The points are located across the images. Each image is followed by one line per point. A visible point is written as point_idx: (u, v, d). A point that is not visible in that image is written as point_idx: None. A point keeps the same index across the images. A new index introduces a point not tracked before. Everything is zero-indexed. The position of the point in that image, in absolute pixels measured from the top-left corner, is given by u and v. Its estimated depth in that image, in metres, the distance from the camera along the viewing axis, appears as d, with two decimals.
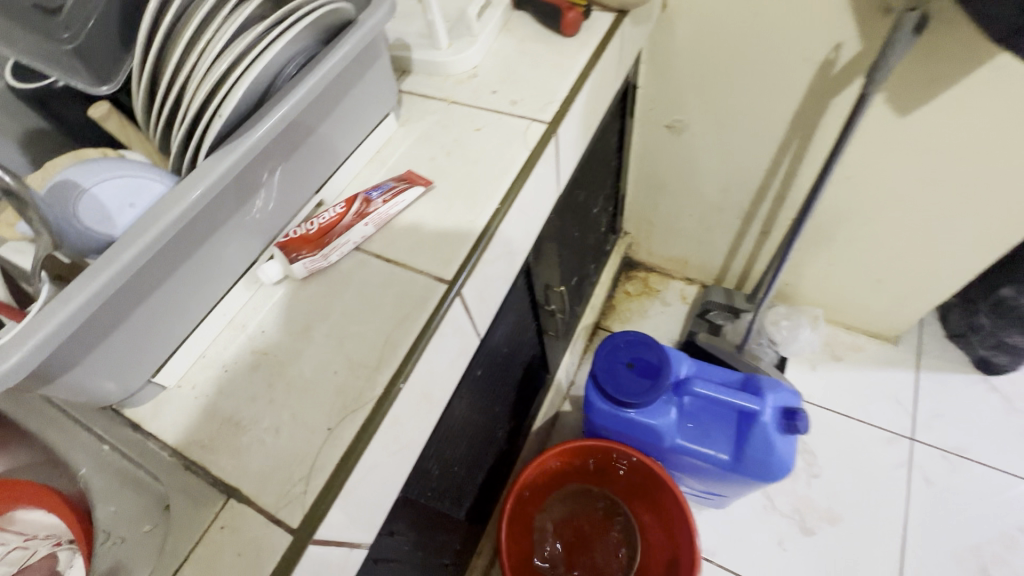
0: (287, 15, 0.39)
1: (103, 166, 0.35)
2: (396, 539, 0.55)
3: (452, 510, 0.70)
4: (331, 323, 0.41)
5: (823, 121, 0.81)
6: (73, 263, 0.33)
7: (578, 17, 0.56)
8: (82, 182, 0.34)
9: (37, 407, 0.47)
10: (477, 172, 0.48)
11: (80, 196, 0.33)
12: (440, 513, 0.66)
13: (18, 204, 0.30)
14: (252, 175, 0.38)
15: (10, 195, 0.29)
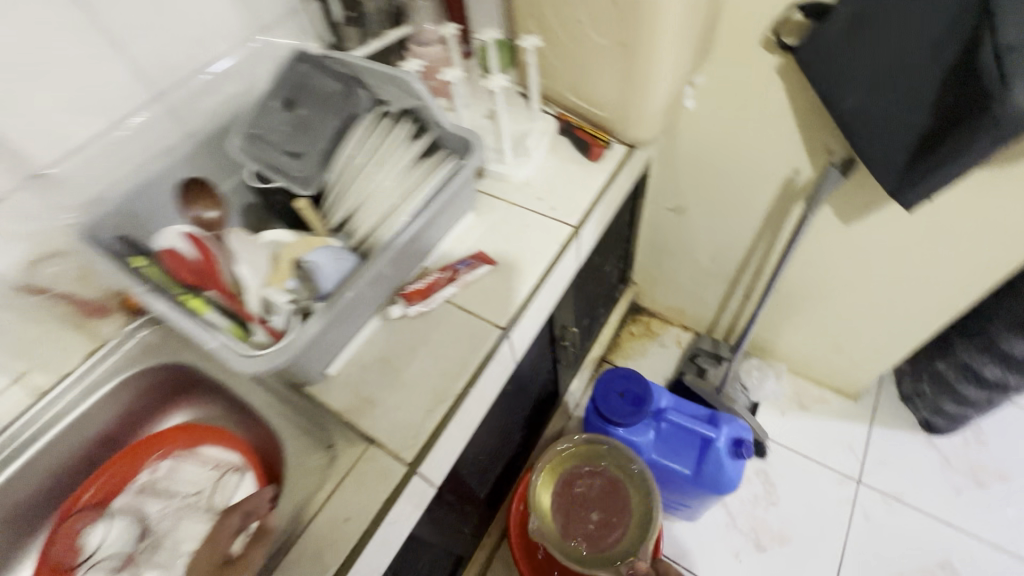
0: (427, 167, 0.66)
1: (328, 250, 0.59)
2: (445, 497, 0.80)
3: (479, 486, 0.93)
4: (429, 346, 0.65)
5: (788, 219, 1.05)
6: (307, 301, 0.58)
7: (602, 150, 0.82)
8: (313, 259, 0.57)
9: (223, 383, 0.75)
10: (526, 255, 0.73)
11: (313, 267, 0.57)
12: (471, 486, 0.90)
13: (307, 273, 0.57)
14: (404, 259, 0.66)
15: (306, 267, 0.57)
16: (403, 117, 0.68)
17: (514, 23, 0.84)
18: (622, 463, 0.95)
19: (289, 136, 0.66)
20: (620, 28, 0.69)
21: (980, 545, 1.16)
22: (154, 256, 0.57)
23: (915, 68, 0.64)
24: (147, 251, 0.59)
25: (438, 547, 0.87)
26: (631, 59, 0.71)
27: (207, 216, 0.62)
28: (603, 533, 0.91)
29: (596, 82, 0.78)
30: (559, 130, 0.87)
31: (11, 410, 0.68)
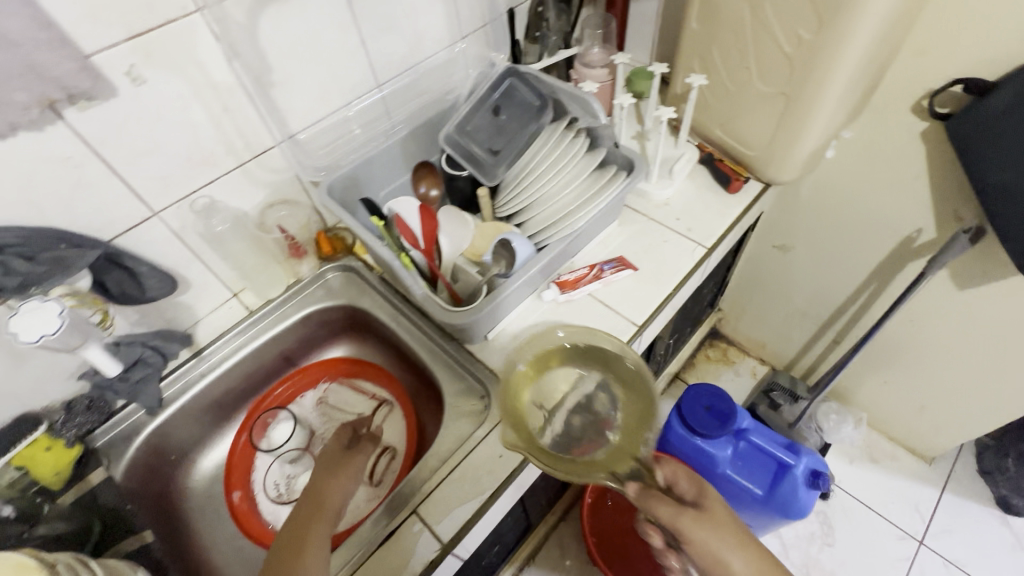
0: (599, 177, 0.76)
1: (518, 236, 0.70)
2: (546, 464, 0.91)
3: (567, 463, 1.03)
4: (572, 330, 0.76)
5: (898, 274, 1.08)
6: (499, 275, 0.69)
7: (740, 185, 0.90)
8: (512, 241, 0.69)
9: (380, 330, 0.88)
10: (663, 267, 0.82)
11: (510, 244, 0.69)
12: None
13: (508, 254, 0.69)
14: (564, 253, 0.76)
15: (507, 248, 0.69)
16: (578, 131, 0.79)
17: (678, 60, 0.93)
18: (614, 362, 0.67)
19: (490, 138, 0.80)
20: (785, 81, 0.77)
21: None
22: (390, 219, 0.72)
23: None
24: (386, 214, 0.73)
25: (526, 508, 0.98)
26: (789, 110, 0.79)
27: (429, 192, 0.79)
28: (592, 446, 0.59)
29: (749, 122, 0.86)
30: (700, 159, 0.95)
31: (225, 320, 0.85)
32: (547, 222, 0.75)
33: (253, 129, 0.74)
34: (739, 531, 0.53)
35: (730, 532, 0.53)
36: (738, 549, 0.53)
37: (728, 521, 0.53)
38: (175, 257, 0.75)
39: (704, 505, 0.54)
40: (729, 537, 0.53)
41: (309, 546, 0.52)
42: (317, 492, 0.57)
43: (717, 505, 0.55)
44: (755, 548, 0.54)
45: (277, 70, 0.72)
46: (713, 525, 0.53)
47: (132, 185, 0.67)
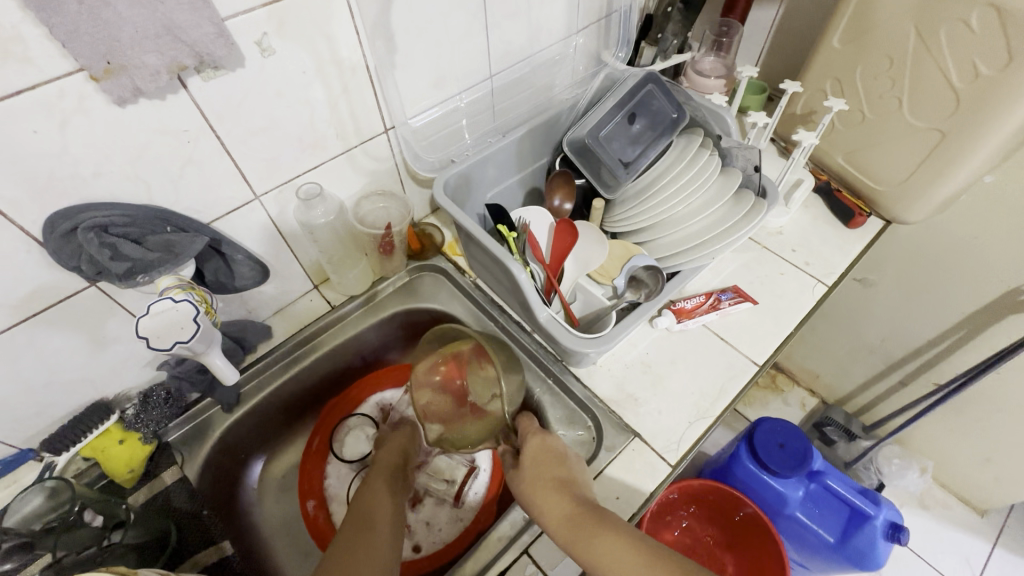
0: (738, 200, 0.68)
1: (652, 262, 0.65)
2: None
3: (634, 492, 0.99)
4: (687, 364, 0.71)
5: (996, 327, 1.03)
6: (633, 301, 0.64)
7: (863, 220, 0.84)
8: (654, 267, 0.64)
9: None
10: (781, 302, 0.77)
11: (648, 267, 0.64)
12: None
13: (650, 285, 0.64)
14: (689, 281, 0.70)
15: (652, 278, 0.64)
16: (714, 148, 0.73)
17: (807, 79, 0.87)
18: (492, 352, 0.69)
19: (621, 148, 0.73)
20: (942, 115, 0.71)
21: None
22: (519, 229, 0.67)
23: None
24: (510, 219, 0.69)
25: None
26: (942, 147, 0.72)
27: (561, 205, 0.75)
28: (473, 416, 0.71)
29: (885, 155, 0.80)
30: (815, 187, 0.89)
31: (305, 313, 0.80)
32: (675, 246, 0.69)
33: (367, 113, 0.68)
34: (555, 479, 0.58)
35: (542, 483, 0.58)
36: (540, 496, 0.57)
37: (542, 474, 0.59)
38: (266, 245, 0.69)
39: (530, 458, 0.62)
40: (540, 485, 0.58)
41: (376, 496, 0.63)
42: (367, 505, 0.61)
43: (550, 456, 0.61)
44: (572, 493, 0.56)
45: (402, 50, 0.65)
46: (526, 474, 0.60)
47: (241, 165, 0.60)
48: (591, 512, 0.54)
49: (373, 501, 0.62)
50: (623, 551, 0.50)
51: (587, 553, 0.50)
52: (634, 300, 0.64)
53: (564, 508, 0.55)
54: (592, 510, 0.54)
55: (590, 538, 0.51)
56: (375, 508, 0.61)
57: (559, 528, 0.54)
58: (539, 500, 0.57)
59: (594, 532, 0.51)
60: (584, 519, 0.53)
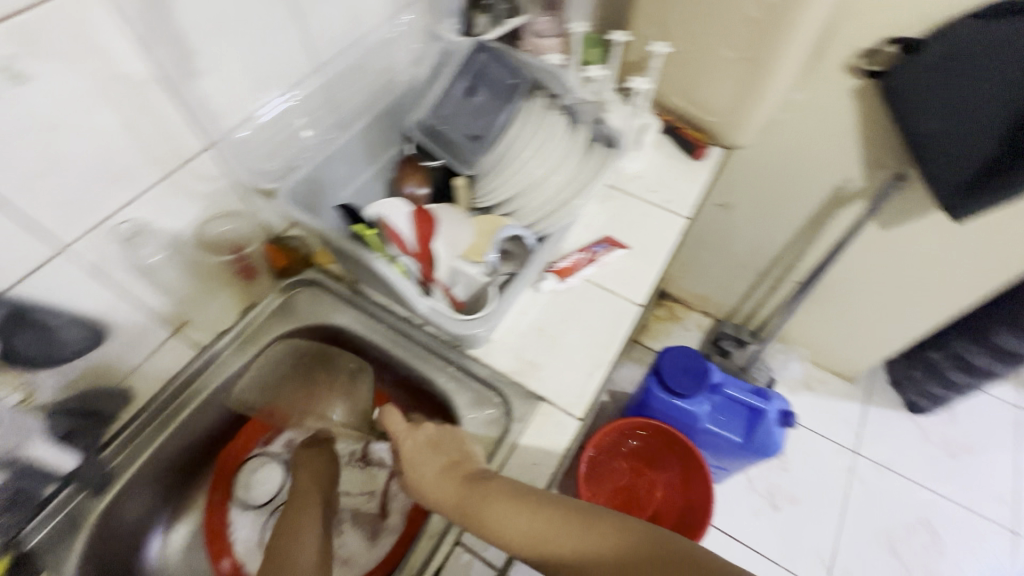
0: (591, 158, 0.72)
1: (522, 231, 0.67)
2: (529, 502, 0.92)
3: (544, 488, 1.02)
4: (577, 319, 0.74)
5: (831, 222, 1.18)
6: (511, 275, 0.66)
7: (705, 151, 0.91)
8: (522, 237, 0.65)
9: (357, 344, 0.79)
10: (650, 242, 0.82)
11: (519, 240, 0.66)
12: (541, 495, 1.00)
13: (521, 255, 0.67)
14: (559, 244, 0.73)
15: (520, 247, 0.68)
16: (561, 112, 0.74)
17: (634, 27, 0.91)
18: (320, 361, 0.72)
19: (467, 125, 0.73)
20: (749, 45, 0.78)
21: (955, 508, 1.37)
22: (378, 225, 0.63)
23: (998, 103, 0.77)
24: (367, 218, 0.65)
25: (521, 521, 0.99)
26: (754, 73, 0.80)
27: (418, 190, 0.73)
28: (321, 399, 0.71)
29: (711, 90, 0.87)
30: (661, 128, 0.95)
31: (171, 363, 0.72)
32: (542, 211, 0.70)
33: (183, 131, 0.61)
34: (439, 470, 0.57)
35: (426, 478, 0.57)
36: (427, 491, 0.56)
37: (424, 471, 0.57)
38: (100, 300, 0.61)
39: (408, 459, 0.59)
40: (425, 483, 0.57)
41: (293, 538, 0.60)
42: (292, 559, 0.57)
43: (424, 449, 0.59)
44: (458, 476, 0.56)
45: (203, 55, 0.59)
46: (409, 475, 0.58)
47: (31, 218, 0.51)
48: (480, 487, 0.54)
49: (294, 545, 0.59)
50: (517, 513, 0.52)
51: (487, 527, 0.52)
52: (508, 271, 0.67)
53: (456, 495, 0.54)
54: (482, 485, 0.54)
55: (485, 514, 0.52)
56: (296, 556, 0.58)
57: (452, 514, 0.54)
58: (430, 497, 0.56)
59: (485, 509, 0.52)
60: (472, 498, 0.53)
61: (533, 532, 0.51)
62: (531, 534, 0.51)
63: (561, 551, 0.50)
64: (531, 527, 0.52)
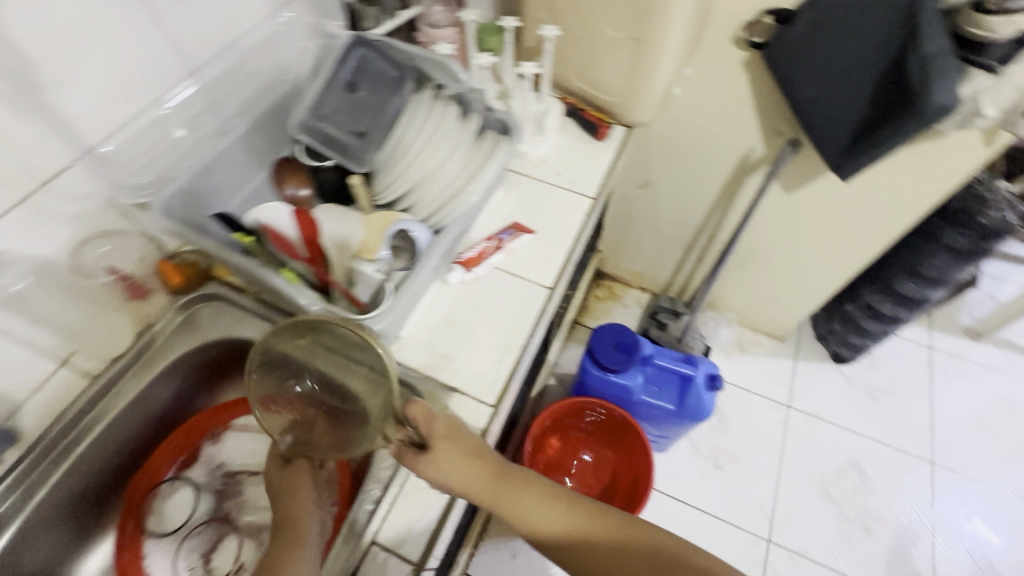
0: (483, 146, 0.72)
1: (414, 224, 0.66)
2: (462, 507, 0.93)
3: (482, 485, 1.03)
4: (487, 306, 0.74)
5: (742, 190, 1.23)
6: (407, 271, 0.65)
7: (607, 131, 0.93)
8: (412, 233, 0.65)
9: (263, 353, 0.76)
10: (556, 225, 0.83)
11: (410, 235, 0.65)
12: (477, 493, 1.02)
13: (412, 250, 0.66)
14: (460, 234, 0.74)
15: (410, 241, 0.66)
16: (450, 100, 0.74)
17: (526, 12, 0.91)
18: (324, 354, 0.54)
19: (351, 119, 0.72)
20: (633, 25, 0.80)
21: (879, 447, 1.46)
22: (259, 232, 0.64)
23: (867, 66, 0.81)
24: (248, 226, 0.65)
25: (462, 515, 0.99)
26: (641, 52, 0.82)
27: (301, 192, 0.72)
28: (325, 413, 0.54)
29: (605, 71, 0.89)
30: (564, 111, 0.96)
31: (62, 396, 0.68)
32: (436, 202, 0.70)
33: (37, 150, 0.57)
34: (469, 458, 0.56)
35: (455, 462, 0.56)
36: (457, 474, 0.56)
37: (457, 457, 0.56)
38: None
39: (436, 445, 0.56)
40: (452, 469, 0.56)
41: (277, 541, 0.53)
42: None
43: (455, 434, 0.57)
44: (491, 467, 0.58)
45: (47, 66, 0.54)
46: (445, 463, 0.55)
47: None
48: (514, 482, 0.58)
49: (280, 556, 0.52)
50: (546, 509, 0.58)
51: (519, 516, 0.57)
52: (403, 266, 0.66)
53: (491, 486, 0.57)
54: (516, 481, 0.58)
55: (514, 505, 0.57)
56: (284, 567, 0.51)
57: (483, 494, 0.57)
58: (456, 482, 0.56)
59: (519, 502, 0.57)
60: (506, 484, 0.58)
61: (559, 519, 0.58)
62: (555, 526, 0.58)
63: (574, 543, 0.57)
64: (554, 517, 0.58)
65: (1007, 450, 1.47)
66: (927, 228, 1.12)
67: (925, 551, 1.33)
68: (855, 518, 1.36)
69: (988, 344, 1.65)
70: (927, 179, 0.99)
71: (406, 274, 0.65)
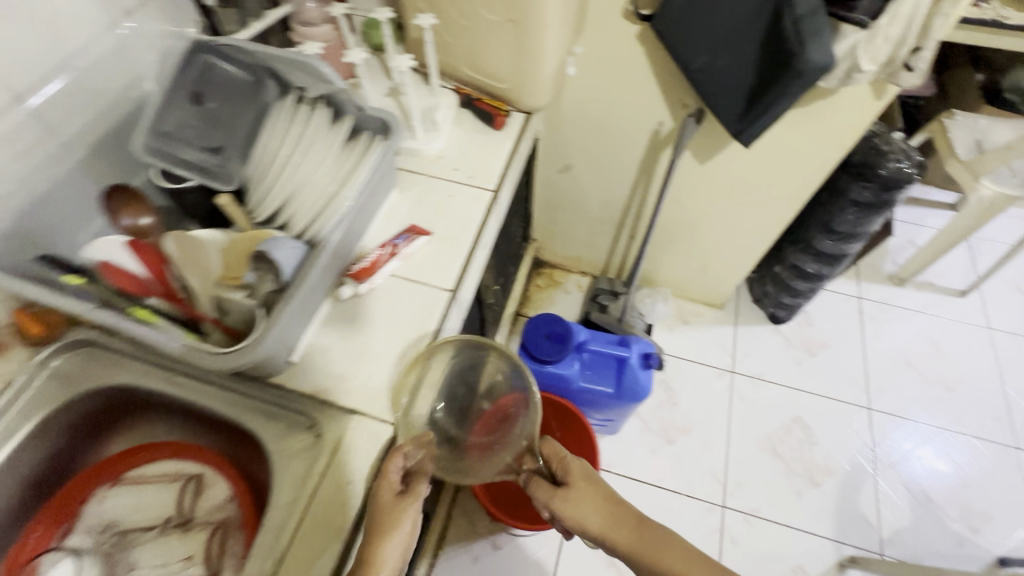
0: (357, 148, 0.68)
1: (277, 241, 0.60)
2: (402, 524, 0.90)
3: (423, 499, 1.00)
4: (386, 318, 0.70)
5: (658, 165, 1.23)
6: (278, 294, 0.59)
7: (503, 119, 0.90)
8: (272, 252, 0.58)
9: (150, 398, 0.70)
10: (455, 224, 0.79)
11: (272, 257, 0.58)
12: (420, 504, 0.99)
13: (272, 268, 0.59)
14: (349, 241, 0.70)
15: (269, 262, 0.58)
16: (319, 101, 0.68)
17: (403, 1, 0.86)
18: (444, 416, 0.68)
19: (204, 135, 0.67)
20: (508, 6, 0.76)
21: (820, 400, 1.50)
22: (95, 273, 0.60)
23: (749, 29, 0.81)
24: (85, 267, 0.61)
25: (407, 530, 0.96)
26: (522, 35, 0.79)
27: (139, 222, 0.59)
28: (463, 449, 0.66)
29: (492, 57, 0.85)
30: (459, 103, 0.92)
31: None
32: (312, 213, 0.65)
33: None
34: (603, 496, 0.62)
35: (588, 502, 0.62)
36: (587, 513, 0.61)
37: (588, 495, 0.62)
38: None
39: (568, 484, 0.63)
40: (584, 508, 0.61)
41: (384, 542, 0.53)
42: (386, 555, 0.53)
43: (590, 477, 0.63)
44: (620, 512, 0.62)
45: None
46: (577, 504, 0.61)
47: None
48: (649, 531, 0.60)
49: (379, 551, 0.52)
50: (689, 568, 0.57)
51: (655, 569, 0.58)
52: (270, 289, 0.59)
53: (623, 530, 0.60)
54: (650, 530, 0.60)
55: (651, 556, 0.58)
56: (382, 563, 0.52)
57: (618, 537, 0.60)
58: (589, 521, 0.61)
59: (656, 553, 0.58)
60: (640, 531, 0.60)
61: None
62: None
63: None
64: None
65: (937, 387, 1.54)
66: (834, 184, 1.14)
67: (870, 494, 1.37)
68: (802, 472, 1.39)
69: (912, 288, 1.72)
70: (824, 134, 1.02)
71: (279, 296, 0.59)
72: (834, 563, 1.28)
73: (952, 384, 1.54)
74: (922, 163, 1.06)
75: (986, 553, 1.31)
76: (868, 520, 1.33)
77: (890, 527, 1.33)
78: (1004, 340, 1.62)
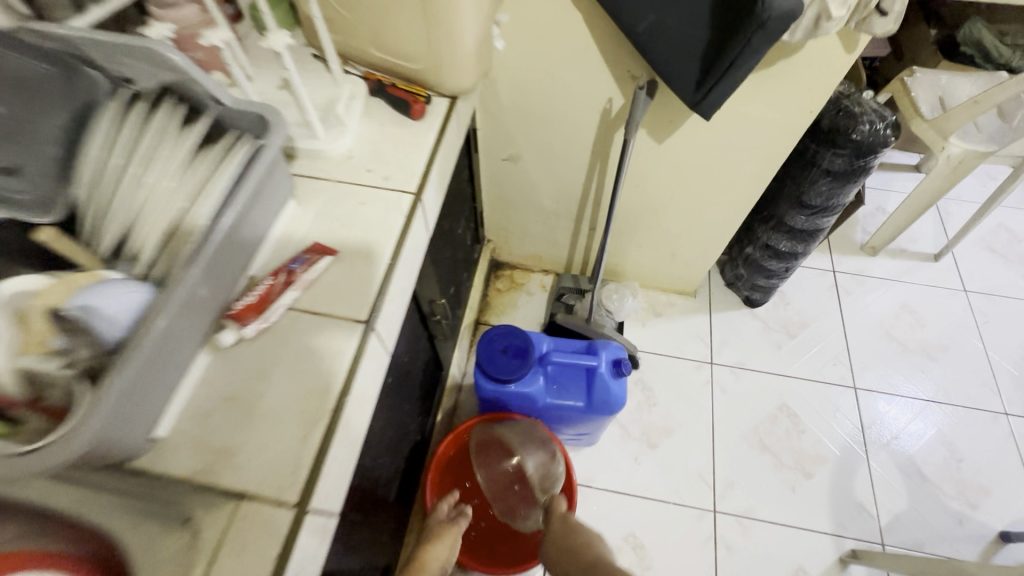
0: (218, 152, 0.53)
1: (94, 290, 0.45)
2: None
3: (375, 556, 0.86)
4: (283, 366, 0.56)
5: (612, 148, 1.11)
6: (100, 357, 0.45)
7: (422, 107, 0.75)
8: (79, 305, 0.44)
9: None
10: (368, 237, 0.65)
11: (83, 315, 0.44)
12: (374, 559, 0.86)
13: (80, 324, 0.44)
14: (228, 272, 0.55)
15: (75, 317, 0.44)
16: (177, 104, 0.54)
17: None
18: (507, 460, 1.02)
19: None
20: None
21: (804, 383, 1.42)
22: None
23: None
24: None
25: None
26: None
27: None
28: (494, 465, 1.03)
29: (399, 32, 0.71)
30: (369, 90, 0.77)
31: None
32: (164, 240, 0.50)
33: None
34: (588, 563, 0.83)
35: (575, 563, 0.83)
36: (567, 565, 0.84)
37: (577, 560, 0.84)
38: None
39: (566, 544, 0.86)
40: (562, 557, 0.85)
41: (433, 548, 0.81)
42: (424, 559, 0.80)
43: (580, 547, 0.85)
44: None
45: None
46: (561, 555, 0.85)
47: None
48: None
49: (428, 552, 0.81)
50: None
51: None
52: (89, 353, 0.45)
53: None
54: None
55: None
56: (430, 561, 0.80)
57: None
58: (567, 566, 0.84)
59: None
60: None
61: None
62: None
63: None
64: None
65: (920, 358, 1.47)
66: (803, 153, 1.04)
67: (864, 480, 1.29)
68: (793, 464, 1.30)
69: (885, 257, 1.66)
70: (789, 99, 0.91)
71: (110, 358, 0.45)
72: (835, 560, 1.20)
73: (936, 353, 1.48)
74: (896, 122, 0.96)
75: (987, 530, 1.24)
76: (865, 508, 1.25)
77: (889, 513, 1.25)
78: (981, 302, 1.57)
